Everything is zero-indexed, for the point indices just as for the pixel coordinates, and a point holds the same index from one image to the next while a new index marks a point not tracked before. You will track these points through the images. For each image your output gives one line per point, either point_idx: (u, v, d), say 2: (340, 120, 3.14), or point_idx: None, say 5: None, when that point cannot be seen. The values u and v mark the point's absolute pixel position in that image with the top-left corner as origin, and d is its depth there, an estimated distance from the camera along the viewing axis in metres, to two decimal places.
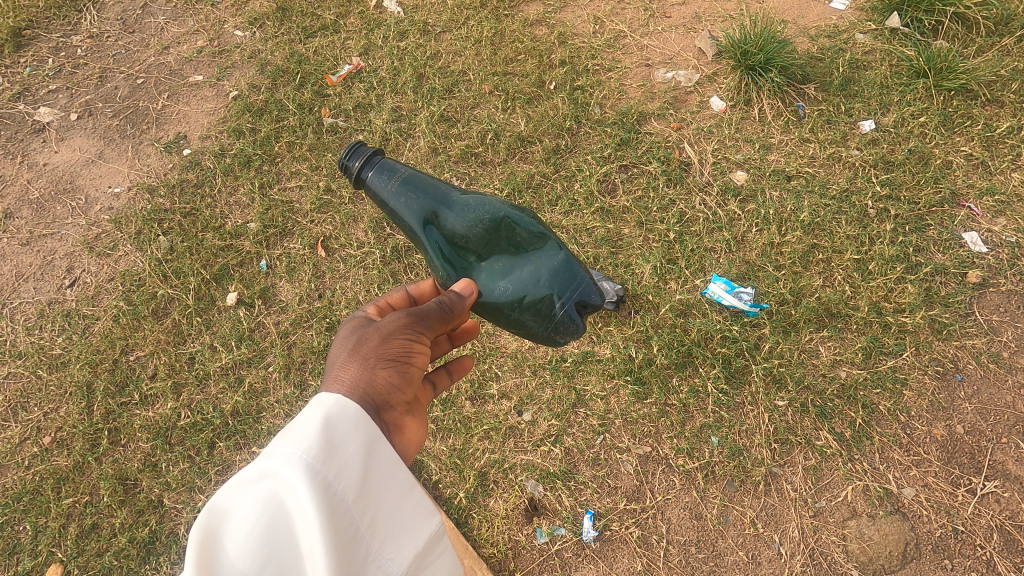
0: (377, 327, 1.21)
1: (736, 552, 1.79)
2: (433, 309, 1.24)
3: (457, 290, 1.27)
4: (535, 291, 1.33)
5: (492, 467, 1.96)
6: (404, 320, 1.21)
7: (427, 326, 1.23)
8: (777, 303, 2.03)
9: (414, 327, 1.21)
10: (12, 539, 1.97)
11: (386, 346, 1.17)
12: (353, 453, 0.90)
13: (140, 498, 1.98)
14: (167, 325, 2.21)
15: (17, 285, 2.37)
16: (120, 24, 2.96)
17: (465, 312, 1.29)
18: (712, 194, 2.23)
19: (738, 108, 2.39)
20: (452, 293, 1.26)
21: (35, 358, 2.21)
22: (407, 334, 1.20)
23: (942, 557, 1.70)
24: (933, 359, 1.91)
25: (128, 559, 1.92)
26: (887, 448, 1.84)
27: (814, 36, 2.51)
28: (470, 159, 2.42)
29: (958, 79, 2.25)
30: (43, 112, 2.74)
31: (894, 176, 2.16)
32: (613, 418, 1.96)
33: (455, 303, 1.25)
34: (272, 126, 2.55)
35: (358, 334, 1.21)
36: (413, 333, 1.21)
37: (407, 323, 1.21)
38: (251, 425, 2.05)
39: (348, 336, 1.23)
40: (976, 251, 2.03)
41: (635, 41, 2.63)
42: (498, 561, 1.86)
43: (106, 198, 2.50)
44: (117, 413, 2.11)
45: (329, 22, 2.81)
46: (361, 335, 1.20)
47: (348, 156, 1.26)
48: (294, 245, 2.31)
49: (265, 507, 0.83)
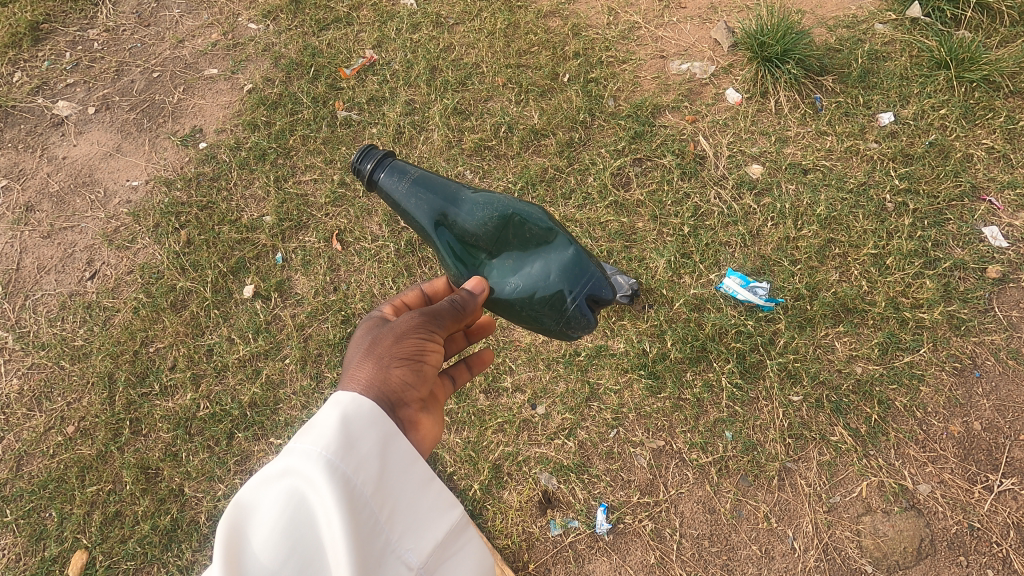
0: (391, 327, 1.23)
1: (750, 546, 1.80)
2: (445, 307, 1.25)
3: (470, 287, 1.28)
4: (546, 288, 1.33)
5: (506, 460, 1.97)
6: (417, 320, 1.23)
7: (440, 325, 1.25)
8: (793, 298, 2.01)
9: (427, 327, 1.23)
10: (38, 526, 2.01)
11: (400, 346, 1.19)
12: (372, 444, 0.92)
13: (162, 487, 2.03)
14: (186, 317, 2.24)
15: (39, 277, 2.41)
16: (136, 18, 2.98)
17: (478, 310, 1.29)
18: (727, 188, 2.22)
19: (754, 100, 2.37)
20: (465, 290, 1.27)
21: (58, 349, 2.25)
22: (419, 333, 1.22)
23: (958, 553, 1.70)
24: (951, 355, 1.89)
25: (150, 546, 1.96)
26: (903, 444, 1.83)
27: (833, 26, 2.47)
28: (484, 152, 2.41)
29: (981, 70, 2.21)
30: (62, 106, 2.77)
31: (913, 169, 2.14)
32: (627, 412, 1.97)
33: (468, 300, 1.27)
34: (287, 120, 2.57)
35: (373, 334, 1.23)
36: (425, 332, 1.23)
37: (420, 323, 1.23)
38: (269, 416, 2.08)
39: (363, 336, 1.25)
40: (996, 246, 2.01)
41: (650, 33, 2.60)
42: (512, 552, 1.88)
43: (124, 191, 2.53)
44: (139, 404, 2.15)
45: (342, 15, 2.81)
46: (376, 336, 1.22)
47: (359, 159, 1.27)
48: (309, 238, 2.33)
49: (288, 502, 0.85)
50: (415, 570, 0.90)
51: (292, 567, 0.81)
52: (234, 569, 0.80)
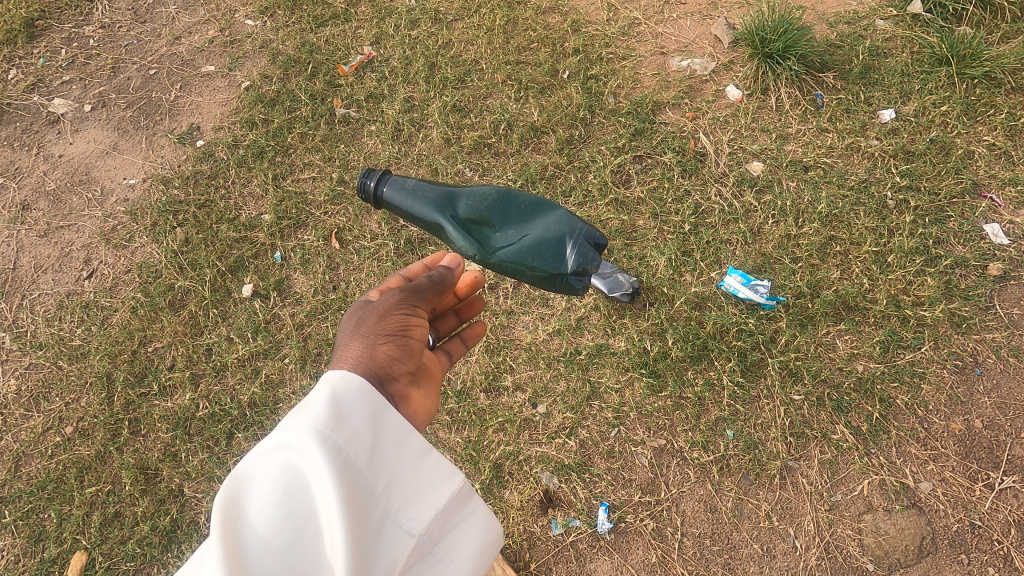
0: (375, 307, 1.26)
1: (751, 545, 1.79)
2: (425, 282, 1.33)
3: (448, 264, 1.43)
4: (552, 236, 1.48)
5: (508, 459, 1.97)
6: (399, 297, 1.28)
7: (421, 300, 1.30)
8: (794, 296, 2.01)
9: (409, 303, 1.28)
10: (37, 527, 2.00)
11: (385, 323, 1.21)
12: (364, 413, 0.92)
13: (162, 487, 2.02)
14: (184, 317, 2.23)
15: (36, 276, 2.39)
16: (132, 14, 2.95)
17: (455, 280, 1.41)
18: (728, 185, 2.21)
19: (755, 97, 2.36)
20: (442, 266, 1.41)
21: (55, 349, 2.23)
22: (403, 309, 1.26)
23: (959, 551, 1.70)
24: (952, 353, 1.89)
25: (150, 547, 1.95)
26: (905, 442, 1.83)
27: (834, 22, 2.46)
28: (483, 150, 2.40)
29: (982, 67, 2.21)
30: (58, 103, 2.75)
31: (914, 166, 2.13)
32: (628, 411, 1.96)
33: (445, 274, 1.41)
34: (285, 117, 2.55)
35: (358, 315, 1.27)
36: (409, 309, 1.27)
37: (402, 299, 1.27)
38: (269, 416, 2.08)
39: (351, 317, 1.30)
40: (997, 243, 2.01)
41: (650, 29, 2.59)
42: (513, 552, 1.88)
43: (121, 190, 2.52)
44: (137, 404, 2.14)
45: (340, 11, 2.79)
46: (361, 316, 1.25)
47: (363, 180, 1.40)
48: (308, 237, 2.32)
49: (282, 476, 0.83)
50: (416, 538, 0.90)
51: (288, 534, 0.80)
52: (232, 542, 0.78)
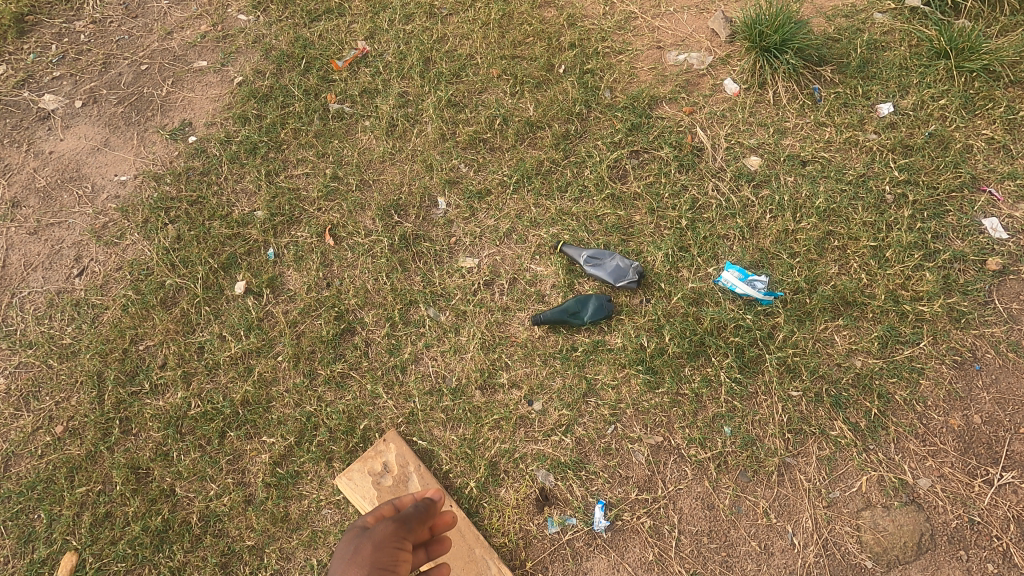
0: (370, 535, 1.41)
1: (749, 542, 1.78)
2: (412, 514, 1.48)
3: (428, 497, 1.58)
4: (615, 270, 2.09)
5: (503, 457, 1.94)
6: (390, 528, 1.43)
7: (409, 530, 1.45)
8: (791, 292, 1.99)
9: (398, 535, 1.43)
10: (27, 527, 1.98)
11: (379, 553, 1.36)
12: None
13: (153, 487, 1.99)
14: (176, 315, 2.20)
15: (26, 274, 2.36)
16: (123, 9, 2.92)
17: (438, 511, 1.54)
18: (725, 180, 2.19)
19: (752, 92, 2.34)
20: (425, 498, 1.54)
21: (45, 348, 2.20)
22: (393, 541, 1.41)
23: (957, 548, 1.69)
24: (951, 348, 1.88)
25: (142, 547, 1.93)
26: (903, 438, 1.81)
27: (831, 16, 2.44)
28: (478, 145, 2.38)
29: (981, 60, 2.20)
30: (48, 99, 2.71)
31: (913, 160, 2.11)
32: (624, 408, 1.94)
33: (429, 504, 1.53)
34: (278, 113, 2.52)
35: (354, 542, 1.41)
36: (398, 540, 1.42)
37: (393, 531, 1.43)
38: (262, 415, 2.05)
39: (346, 544, 1.43)
40: (996, 237, 1.99)
41: (646, 23, 2.57)
42: (509, 550, 1.85)
43: (112, 186, 2.49)
44: (128, 403, 2.11)
45: (333, 6, 2.76)
46: (357, 544, 1.39)
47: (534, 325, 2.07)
48: (301, 233, 2.29)
49: None
50: None
51: None
52: None
